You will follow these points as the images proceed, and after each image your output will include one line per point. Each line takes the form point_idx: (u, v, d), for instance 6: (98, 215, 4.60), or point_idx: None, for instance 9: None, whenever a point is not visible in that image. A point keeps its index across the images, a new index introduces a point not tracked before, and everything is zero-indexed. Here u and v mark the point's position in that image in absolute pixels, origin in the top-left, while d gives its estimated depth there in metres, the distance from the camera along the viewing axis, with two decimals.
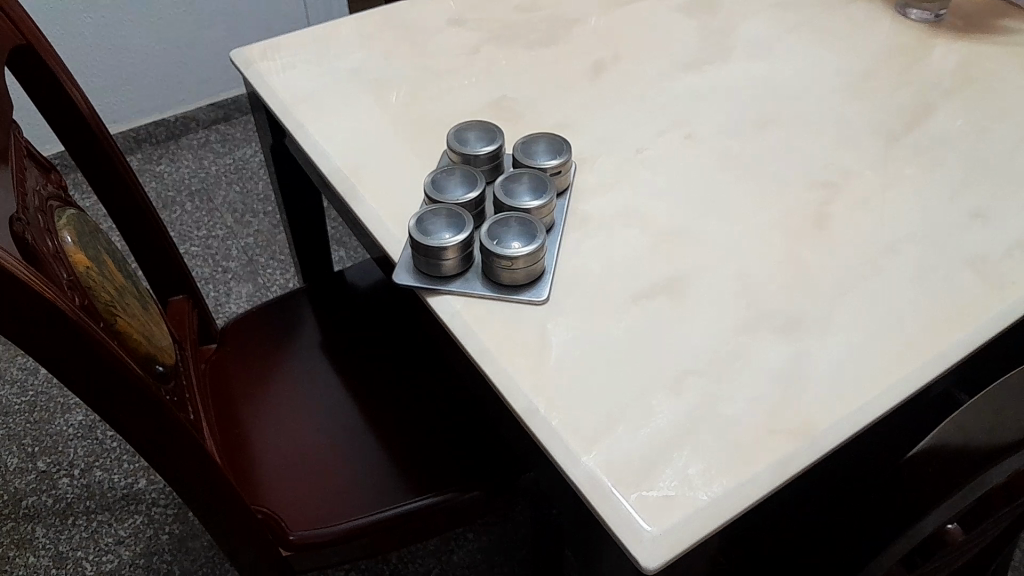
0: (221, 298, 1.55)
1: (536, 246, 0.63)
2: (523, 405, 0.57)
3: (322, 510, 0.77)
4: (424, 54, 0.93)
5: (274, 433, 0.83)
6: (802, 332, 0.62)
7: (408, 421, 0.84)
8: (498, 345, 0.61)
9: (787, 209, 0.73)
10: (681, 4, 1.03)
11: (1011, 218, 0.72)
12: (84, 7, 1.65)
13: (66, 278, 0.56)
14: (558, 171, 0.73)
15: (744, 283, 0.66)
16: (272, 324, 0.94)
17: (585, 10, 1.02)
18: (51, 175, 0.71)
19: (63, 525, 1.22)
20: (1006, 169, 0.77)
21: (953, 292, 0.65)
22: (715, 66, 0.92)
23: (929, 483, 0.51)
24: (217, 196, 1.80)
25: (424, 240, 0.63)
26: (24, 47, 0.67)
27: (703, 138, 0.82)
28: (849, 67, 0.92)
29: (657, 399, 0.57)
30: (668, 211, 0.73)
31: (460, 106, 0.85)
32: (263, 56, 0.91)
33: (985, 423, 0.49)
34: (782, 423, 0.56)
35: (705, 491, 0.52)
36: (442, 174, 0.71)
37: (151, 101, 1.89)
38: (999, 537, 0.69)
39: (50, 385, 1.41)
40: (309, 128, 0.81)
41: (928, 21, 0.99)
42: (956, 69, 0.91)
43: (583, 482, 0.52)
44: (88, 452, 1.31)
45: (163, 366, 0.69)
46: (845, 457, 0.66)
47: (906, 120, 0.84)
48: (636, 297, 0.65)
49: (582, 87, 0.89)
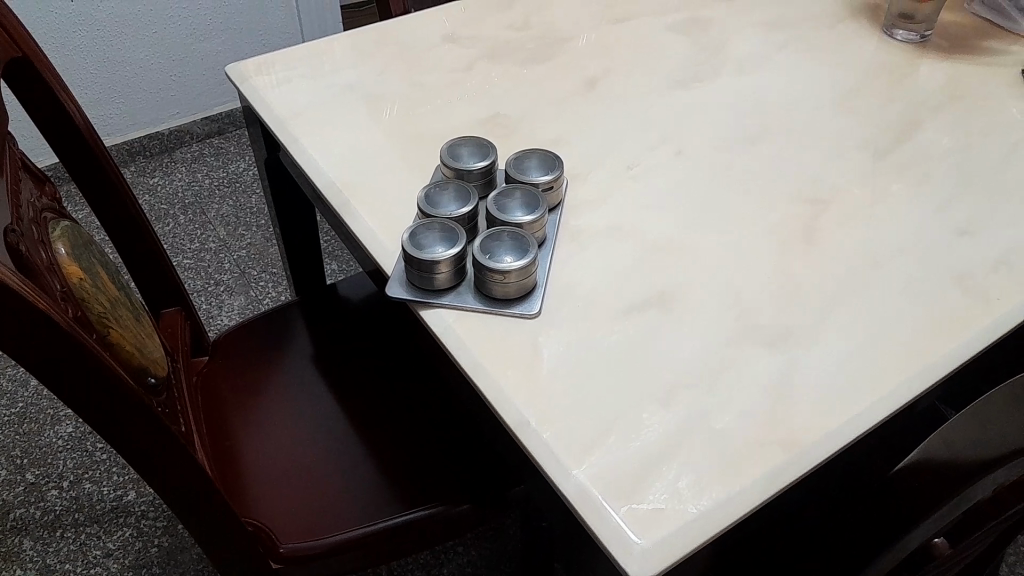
0: (212, 310, 1.55)
1: (528, 260, 0.63)
2: (515, 418, 0.57)
3: (313, 523, 0.77)
4: (419, 70, 0.94)
5: (265, 445, 0.83)
6: (790, 345, 0.63)
7: (399, 434, 0.84)
8: (490, 358, 0.61)
9: (777, 224, 0.74)
10: (672, 23, 1.04)
11: (996, 234, 0.73)
12: (80, 19, 1.66)
13: (60, 289, 0.56)
14: (550, 187, 0.73)
15: (734, 297, 0.67)
16: (264, 337, 0.94)
17: (578, 27, 1.03)
18: (45, 187, 0.71)
19: (51, 537, 1.21)
20: (990, 186, 0.79)
21: (939, 307, 0.66)
22: (706, 84, 0.94)
23: (916, 496, 0.52)
24: (210, 208, 1.80)
25: (417, 254, 0.64)
26: (21, 60, 0.67)
27: (694, 154, 0.83)
28: (837, 85, 0.93)
29: (648, 412, 0.58)
30: (659, 226, 0.74)
31: (454, 121, 0.86)
32: (258, 71, 0.91)
33: (977, 436, 0.49)
34: (769, 436, 0.57)
35: (694, 503, 0.52)
36: (436, 188, 0.71)
37: (145, 114, 1.89)
38: (986, 549, 0.70)
39: (40, 397, 1.41)
40: (304, 142, 0.82)
41: (915, 41, 1.01)
42: (942, 87, 0.93)
43: (574, 495, 0.53)
44: (78, 465, 1.30)
45: (156, 378, 0.69)
46: (834, 470, 0.66)
47: (893, 137, 0.85)
48: (627, 311, 0.65)
49: (575, 103, 0.90)
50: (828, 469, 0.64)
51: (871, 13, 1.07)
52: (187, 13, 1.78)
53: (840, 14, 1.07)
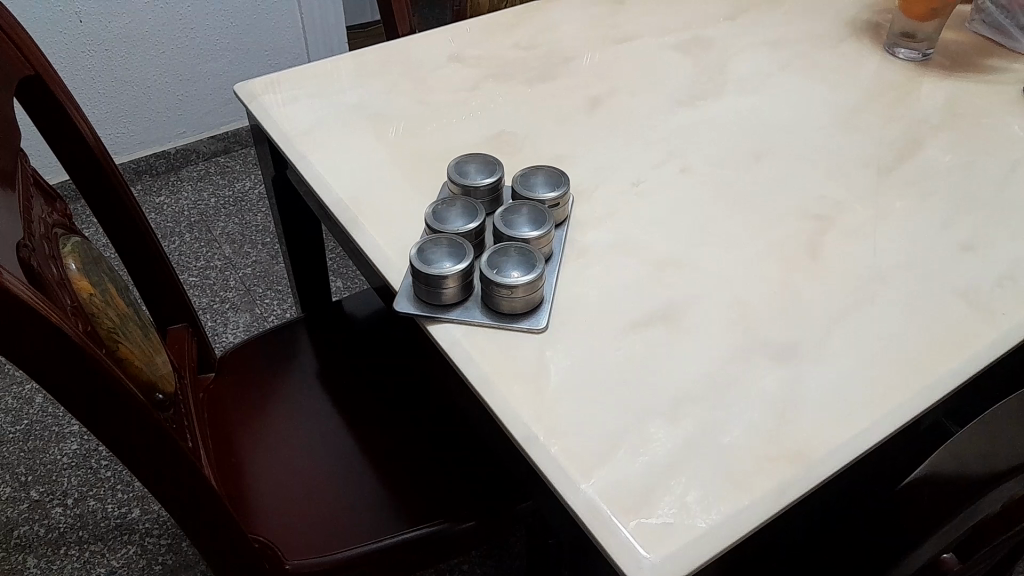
0: (218, 328, 1.55)
1: (535, 275, 0.64)
2: (523, 433, 0.57)
3: (319, 539, 0.76)
4: (425, 89, 0.95)
5: (270, 461, 0.83)
6: (796, 360, 0.63)
7: (405, 449, 0.84)
8: (498, 372, 0.61)
9: (781, 240, 0.75)
10: (675, 42, 1.05)
11: (999, 250, 0.73)
12: (88, 39, 1.68)
13: (70, 304, 0.57)
14: (556, 203, 0.74)
15: (740, 313, 0.67)
16: (270, 353, 0.95)
17: (582, 46, 1.04)
18: (56, 204, 0.72)
19: (54, 555, 1.21)
20: (994, 203, 0.79)
21: (945, 322, 0.66)
22: (709, 102, 0.94)
23: (925, 512, 0.51)
24: (215, 226, 1.81)
25: (425, 269, 0.64)
26: (32, 76, 0.68)
27: (699, 171, 0.84)
28: (839, 104, 0.94)
29: (655, 426, 0.58)
30: (664, 242, 0.74)
31: (460, 140, 0.87)
32: (265, 89, 0.92)
33: (984, 450, 0.49)
34: (778, 450, 0.57)
35: (704, 517, 0.52)
36: (443, 205, 0.72)
37: (153, 133, 1.91)
38: (996, 565, 0.70)
39: (46, 414, 1.41)
40: (311, 159, 0.83)
41: (917, 60, 1.02)
42: (944, 105, 0.94)
43: (584, 510, 0.53)
44: (82, 482, 1.30)
45: (163, 394, 0.70)
46: (842, 488, 0.66)
47: (897, 153, 0.86)
48: (634, 326, 0.66)
49: (579, 121, 0.91)
50: (836, 486, 0.63)
51: (872, 33, 1.08)
52: (195, 33, 1.81)
53: (841, 33, 1.08)
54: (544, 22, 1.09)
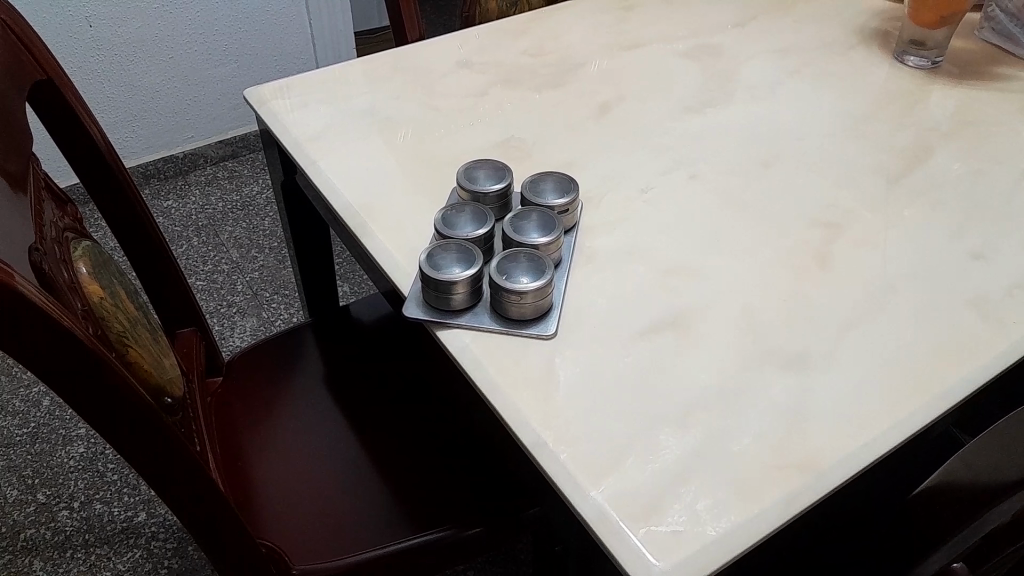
0: (225, 332, 1.56)
1: (544, 280, 0.64)
2: (532, 440, 0.57)
3: (325, 544, 0.76)
4: (434, 94, 0.95)
5: (277, 466, 0.83)
6: (806, 368, 0.63)
7: (411, 455, 0.84)
8: (508, 378, 0.61)
9: (790, 247, 0.75)
10: (683, 49, 1.05)
11: (1009, 258, 0.73)
12: (97, 44, 1.69)
13: (81, 308, 0.57)
14: (565, 210, 0.74)
15: (748, 320, 0.67)
16: (278, 358, 0.95)
17: (590, 52, 1.04)
18: (67, 207, 0.72)
19: (60, 558, 1.21)
20: (1003, 212, 0.79)
21: (956, 331, 0.66)
22: (717, 108, 0.95)
23: (934, 518, 0.52)
24: (223, 230, 1.82)
25: (434, 274, 0.64)
26: (44, 81, 0.68)
27: (707, 178, 0.84)
28: (848, 111, 0.94)
29: (664, 434, 0.58)
30: (672, 249, 0.74)
31: (469, 145, 0.87)
32: (275, 94, 0.93)
33: (993, 460, 0.48)
34: (788, 458, 0.56)
35: (713, 526, 0.52)
36: (452, 210, 0.72)
37: (162, 137, 1.91)
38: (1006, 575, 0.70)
39: (53, 417, 1.41)
40: (321, 164, 0.83)
41: (926, 67, 1.02)
42: (954, 112, 0.93)
43: (594, 519, 0.52)
44: (89, 485, 1.30)
45: (171, 397, 0.70)
46: (853, 496, 0.66)
47: (906, 161, 0.85)
48: (643, 334, 0.66)
49: (587, 127, 0.91)
50: (848, 494, 0.63)
51: (881, 41, 1.08)
52: (204, 37, 1.81)
53: (850, 40, 1.08)
54: (553, 28, 1.09)
